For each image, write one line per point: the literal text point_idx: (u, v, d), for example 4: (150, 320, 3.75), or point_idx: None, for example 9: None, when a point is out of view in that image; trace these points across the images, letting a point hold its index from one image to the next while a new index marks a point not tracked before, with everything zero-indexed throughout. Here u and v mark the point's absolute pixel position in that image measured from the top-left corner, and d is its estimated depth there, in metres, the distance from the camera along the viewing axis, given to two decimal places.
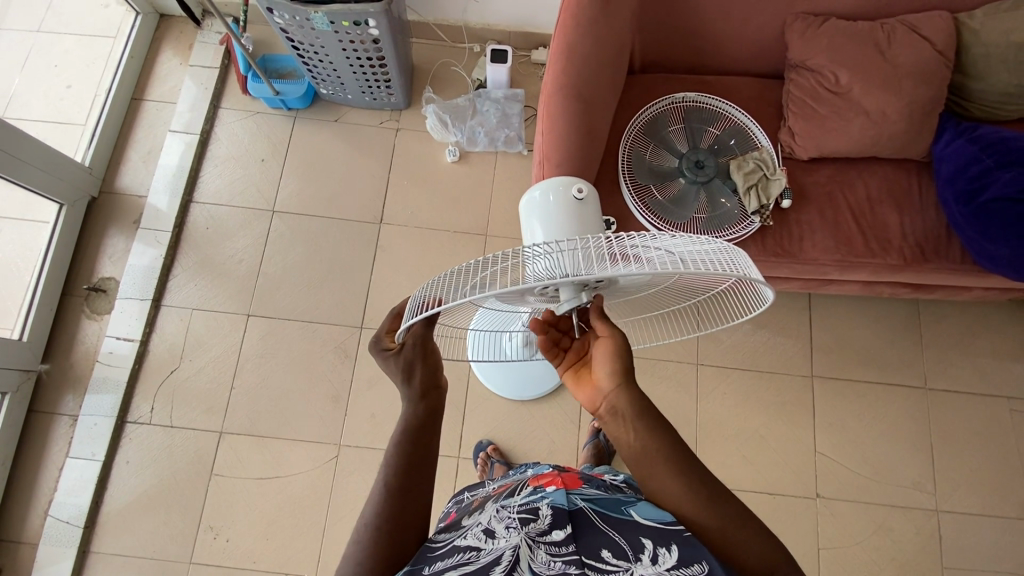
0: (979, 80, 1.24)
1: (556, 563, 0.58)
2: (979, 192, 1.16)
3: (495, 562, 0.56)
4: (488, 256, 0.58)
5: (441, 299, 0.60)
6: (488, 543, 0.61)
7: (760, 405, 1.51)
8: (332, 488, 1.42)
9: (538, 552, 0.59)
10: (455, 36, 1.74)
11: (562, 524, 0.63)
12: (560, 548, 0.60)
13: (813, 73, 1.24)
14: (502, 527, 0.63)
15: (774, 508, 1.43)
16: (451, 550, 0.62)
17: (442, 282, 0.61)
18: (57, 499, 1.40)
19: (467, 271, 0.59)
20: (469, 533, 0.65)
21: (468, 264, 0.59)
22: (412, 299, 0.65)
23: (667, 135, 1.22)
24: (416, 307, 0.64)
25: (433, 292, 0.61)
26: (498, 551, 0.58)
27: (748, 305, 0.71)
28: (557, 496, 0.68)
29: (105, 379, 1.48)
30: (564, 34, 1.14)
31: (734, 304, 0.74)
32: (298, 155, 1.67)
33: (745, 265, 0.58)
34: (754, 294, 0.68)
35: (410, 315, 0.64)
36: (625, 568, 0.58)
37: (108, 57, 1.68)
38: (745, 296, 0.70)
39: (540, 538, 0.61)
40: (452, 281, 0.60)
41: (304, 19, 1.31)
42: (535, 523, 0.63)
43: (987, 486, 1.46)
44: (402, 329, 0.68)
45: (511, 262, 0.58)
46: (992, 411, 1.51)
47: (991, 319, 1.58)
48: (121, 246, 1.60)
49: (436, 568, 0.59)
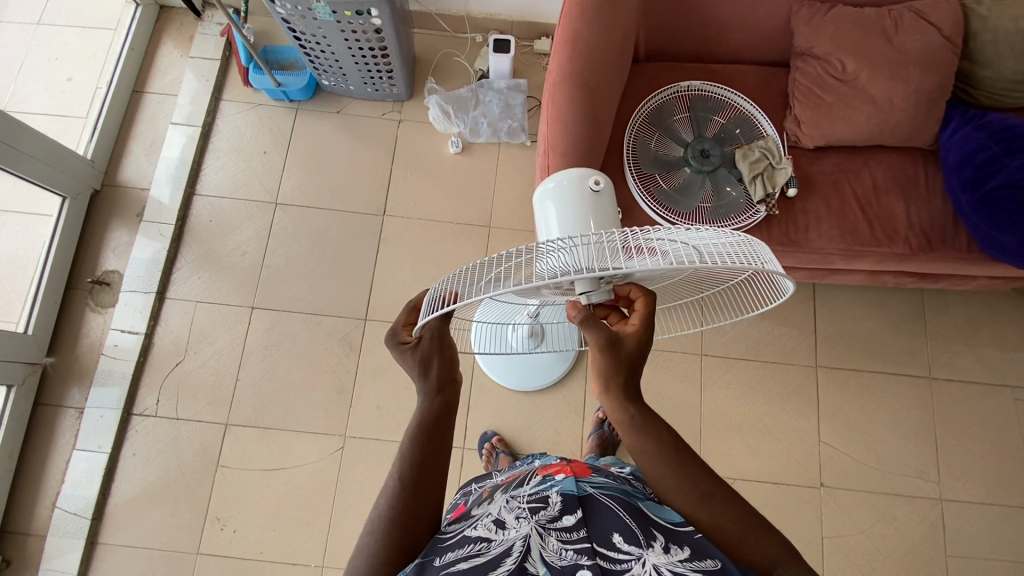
0: (986, 68, 1.23)
1: (566, 553, 0.57)
2: (986, 180, 1.16)
3: (506, 553, 0.57)
4: (504, 253, 0.58)
5: (456, 294, 0.60)
6: (498, 533, 0.61)
7: (765, 396, 1.51)
8: (337, 480, 1.43)
9: (549, 540, 0.59)
10: (457, 26, 1.73)
11: (572, 510, 0.64)
12: (570, 534, 0.60)
13: (819, 60, 1.23)
14: (512, 518, 0.64)
15: (778, 498, 1.43)
16: (461, 541, 0.62)
17: (457, 278, 0.61)
18: (64, 491, 1.41)
19: (484, 266, 0.59)
20: (478, 524, 0.65)
21: (484, 260, 0.59)
22: (430, 293, 0.65)
23: (672, 125, 1.21)
24: (431, 303, 0.64)
25: (449, 287, 0.62)
26: (509, 542, 0.58)
27: (764, 297, 0.69)
28: (566, 484, 0.70)
29: (110, 371, 1.49)
30: (569, 23, 1.13)
31: (748, 297, 0.73)
32: (300, 147, 1.66)
33: (764, 257, 0.58)
34: (771, 286, 0.66)
35: (426, 312, 0.64)
36: (637, 554, 0.57)
37: (109, 49, 1.67)
38: (761, 289, 0.69)
39: (550, 525, 0.62)
40: (468, 277, 0.60)
41: (306, 9, 1.30)
42: (545, 511, 0.64)
43: (991, 475, 1.46)
44: (420, 324, 0.66)
45: (525, 259, 0.58)
46: (996, 401, 1.51)
47: (996, 308, 1.58)
48: (124, 239, 1.60)
49: (446, 559, 0.59)
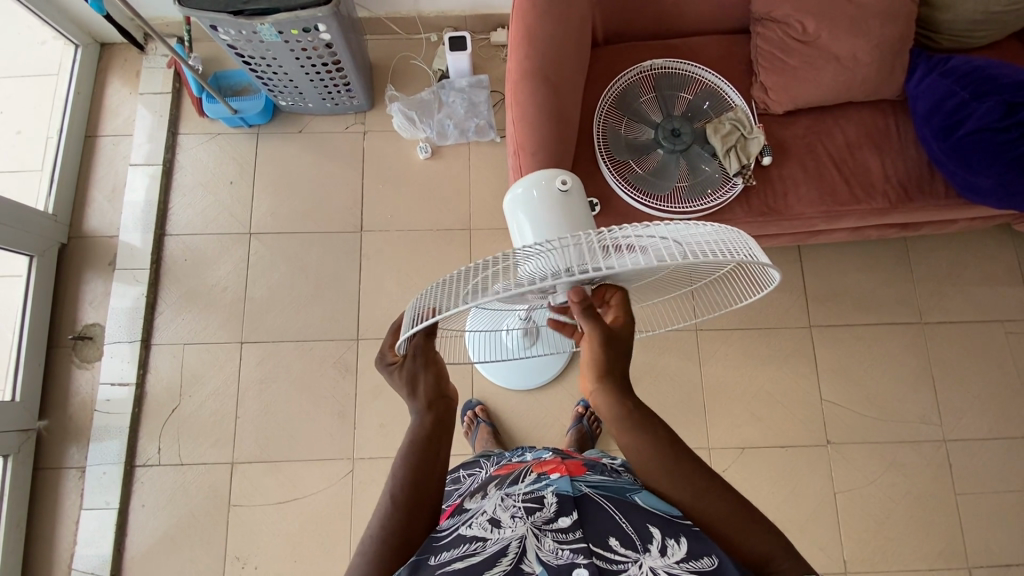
0: (946, 10, 1.22)
1: (563, 552, 0.57)
2: (956, 128, 1.15)
3: (502, 553, 0.57)
4: (481, 261, 0.55)
5: (435, 309, 0.57)
6: (493, 532, 0.62)
7: (763, 363, 1.52)
8: (351, 503, 1.42)
9: (545, 541, 0.59)
10: (409, 27, 1.68)
11: (568, 511, 0.64)
12: (566, 535, 0.60)
13: (779, 24, 1.22)
14: (507, 516, 0.64)
15: (787, 460, 1.45)
16: (456, 539, 0.63)
17: (434, 294, 0.58)
18: (78, 551, 1.39)
19: (460, 277, 0.56)
20: (473, 521, 0.65)
21: (461, 271, 0.56)
22: (408, 310, 0.61)
23: (639, 107, 1.19)
24: (414, 316, 0.61)
25: (426, 303, 0.59)
26: (505, 541, 0.59)
27: (757, 282, 0.67)
28: (561, 483, 0.70)
29: (106, 427, 1.46)
30: (522, 17, 1.10)
31: (742, 282, 0.70)
32: (266, 172, 1.62)
33: (746, 249, 0.57)
34: (760, 272, 0.64)
35: (407, 329, 0.61)
36: (634, 558, 0.58)
37: (55, 96, 1.61)
38: (753, 273, 0.66)
39: (546, 526, 0.62)
40: (446, 291, 0.57)
41: (251, 33, 1.26)
42: (541, 512, 0.64)
43: (990, 410, 1.49)
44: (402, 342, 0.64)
45: (507, 264, 0.55)
46: (989, 336, 1.53)
47: (979, 245, 1.59)
48: (100, 289, 1.56)
49: (441, 558, 0.60)
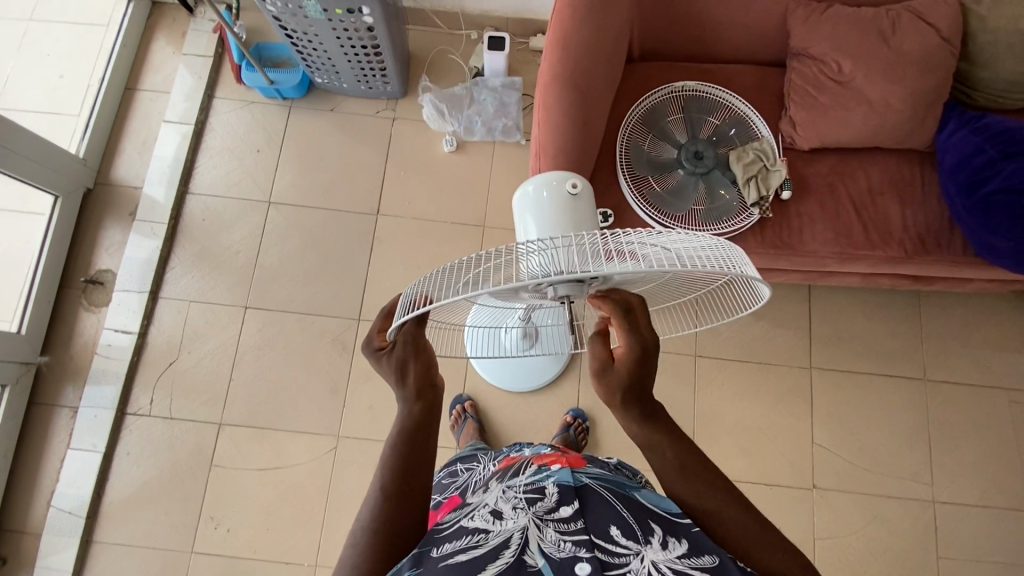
0: (986, 68, 1.21)
1: (565, 545, 0.57)
2: (984, 183, 1.14)
3: (504, 545, 0.57)
4: (479, 254, 0.56)
5: (430, 298, 0.58)
6: (495, 524, 0.61)
7: (759, 399, 1.50)
8: (331, 479, 1.43)
9: (547, 531, 0.59)
10: (451, 23, 1.71)
11: (568, 501, 0.65)
12: (568, 525, 0.61)
13: (815, 61, 1.22)
14: (509, 508, 0.64)
15: (770, 499, 1.43)
16: (458, 532, 0.61)
17: (431, 282, 0.59)
18: (59, 490, 1.41)
19: (458, 268, 0.57)
20: (475, 515, 0.64)
21: (460, 262, 0.57)
22: (404, 295, 0.62)
23: (666, 126, 1.20)
24: (407, 303, 0.62)
25: (421, 291, 0.59)
26: (507, 533, 0.59)
27: (742, 301, 0.68)
28: (562, 474, 0.70)
29: (104, 371, 1.49)
30: (560, 23, 1.12)
31: (726, 300, 0.71)
32: (293, 145, 1.65)
33: (739, 262, 0.57)
34: (748, 290, 0.65)
35: (401, 313, 0.62)
36: (636, 550, 0.57)
37: (101, 46, 1.66)
38: (739, 292, 0.67)
39: (548, 516, 0.62)
40: (443, 280, 0.58)
41: (297, 7, 1.29)
42: (543, 502, 0.65)
43: (985, 478, 1.46)
44: (394, 328, 0.62)
45: (505, 259, 0.56)
46: (992, 403, 1.50)
47: (993, 310, 1.57)
48: (118, 238, 1.60)
49: (444, 550, 0.58)
